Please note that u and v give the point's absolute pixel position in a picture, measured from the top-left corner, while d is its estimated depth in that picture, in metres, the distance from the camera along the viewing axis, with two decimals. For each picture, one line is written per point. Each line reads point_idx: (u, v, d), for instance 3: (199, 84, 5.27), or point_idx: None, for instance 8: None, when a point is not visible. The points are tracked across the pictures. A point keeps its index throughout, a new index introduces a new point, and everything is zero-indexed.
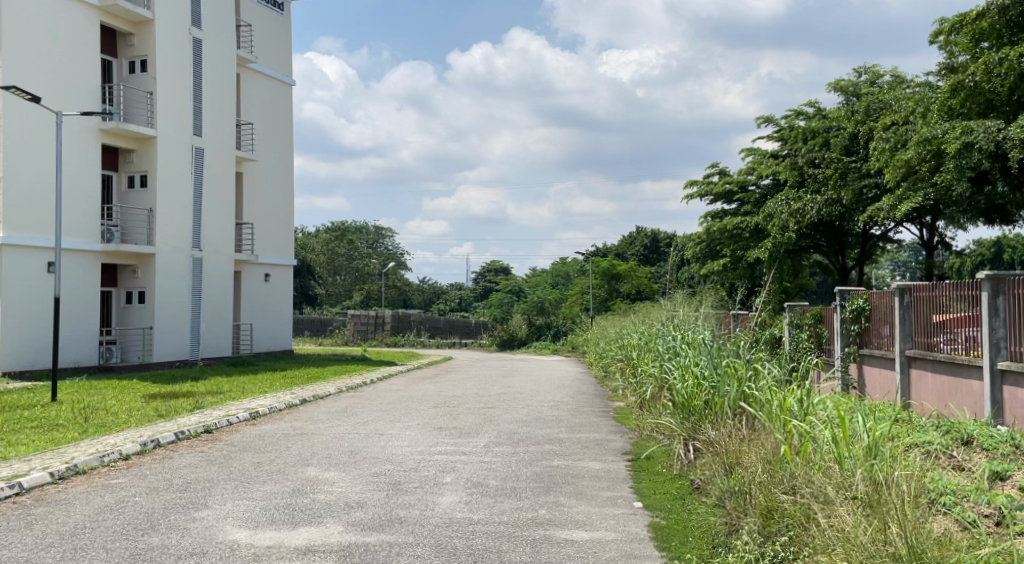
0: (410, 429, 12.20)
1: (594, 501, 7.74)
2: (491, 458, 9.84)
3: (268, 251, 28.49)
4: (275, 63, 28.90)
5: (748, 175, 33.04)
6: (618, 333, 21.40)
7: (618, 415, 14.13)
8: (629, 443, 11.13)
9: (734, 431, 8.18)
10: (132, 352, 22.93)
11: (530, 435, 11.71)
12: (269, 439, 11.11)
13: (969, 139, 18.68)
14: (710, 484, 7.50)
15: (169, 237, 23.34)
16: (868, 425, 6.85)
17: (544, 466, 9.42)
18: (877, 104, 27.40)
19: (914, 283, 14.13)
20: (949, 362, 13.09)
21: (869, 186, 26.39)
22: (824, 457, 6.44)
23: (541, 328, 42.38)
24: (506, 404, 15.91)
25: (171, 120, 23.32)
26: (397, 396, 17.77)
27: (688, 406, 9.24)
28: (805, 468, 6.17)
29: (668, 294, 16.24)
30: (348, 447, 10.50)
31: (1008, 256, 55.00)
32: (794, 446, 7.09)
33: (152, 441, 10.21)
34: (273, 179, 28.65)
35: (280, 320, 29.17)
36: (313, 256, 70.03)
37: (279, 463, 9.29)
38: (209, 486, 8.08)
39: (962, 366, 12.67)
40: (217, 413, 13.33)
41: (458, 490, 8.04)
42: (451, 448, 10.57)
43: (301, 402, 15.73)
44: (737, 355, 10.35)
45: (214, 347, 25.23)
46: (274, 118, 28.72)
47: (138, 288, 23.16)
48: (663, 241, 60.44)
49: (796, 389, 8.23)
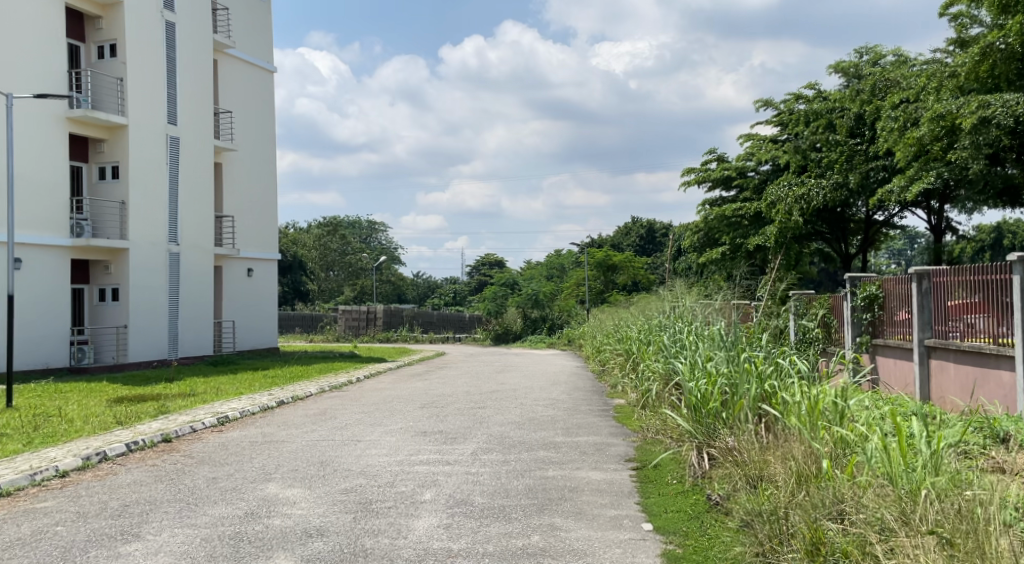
0: (391, 434, 11.09)
1: (595, 522, 6.65)
2: (480, 469, 8.74)
3: (250, 244, 27.32)
4: (255, 48, 27.70)
5: (747, 160, 31.92)
6: (616, 326, 20.25)
7: (620, 414, 13.07)
8: (632, 448, 10.06)
9: (760, 440, 7.09)
10: (106, 352, 21.80)
11: (523, 440, 10.61)
12: (233, 449, 10.00)
13: (987, 114, 17.73)
14: (732, 502, 6.41)
15: (144, 232, 22.16)
16: (929, 436, 5.78)
17: (539, 478, 8.32)
18: (883, 83, 25.90)
19: (934, 267, 12.90)
20: (974, 351, 12.06)
21: (875, 169, 25.42)
22: (874, 472, 5.38)
23: (536, 322, 41.11)
24: (498, 403, 14.80)
25: (144, 108, 22.11)
26: (382, 396, 16.65)
27: (702, 408, 8.15)
28: (857, 491, 5.12)
29: (667, 283, 15.13)
30: (318, 457, 9.39)
31: (1009, 241, 53.35)
32: (838, 463, 6.01)
33: (97, 455, 9.09)
34: (254, 169, 27.44)
35: (264, 315, 28.02)
36: (305, 251, 68.80)
37: (237, 479, 8.17)
38: (148, 510, 6.97)
39: (990, 355, 11.63)
40: (182, 418, 12.20)
41: (437, 511, 6.93)
42: (434, 456, 9.46)
43: (277, 404, 14.63)
44: (757, 349, 9.31)
45: (196, 347, 24.08)
46: (254, 105, 27.49)
47: (111, 285, 22.01)
48: (660, 231, 59.41)
49: (828, 389, 7.14)
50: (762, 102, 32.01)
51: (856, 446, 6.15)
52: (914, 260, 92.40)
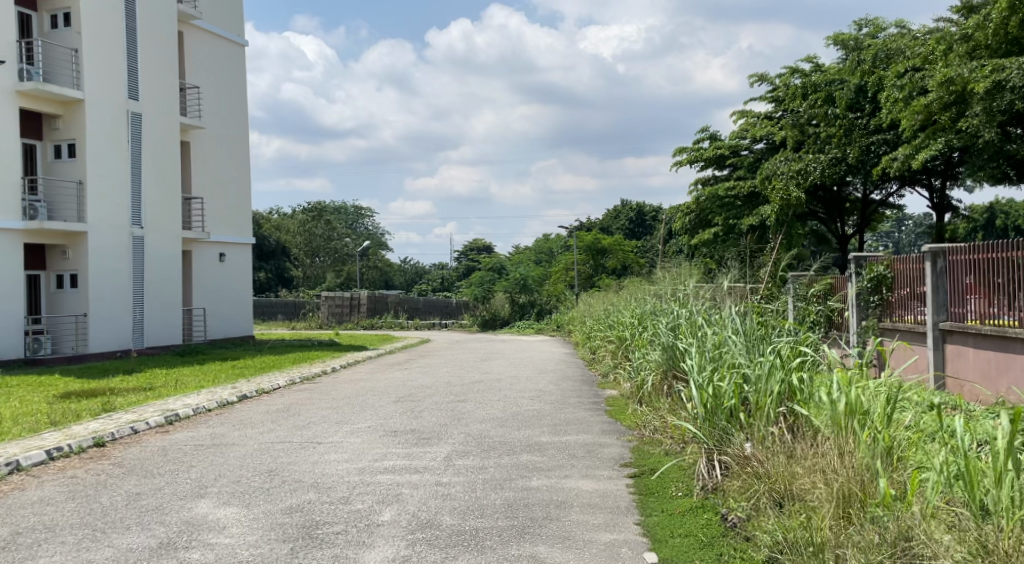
0: (357, 435, 9.87)
1: (588, 553, 5.58)
2: (453, 479, 7.52)
3: (222, 227, 25.95)
4: (223, 20, 26.22)
5: (740, 138, 30.66)
6: (607, 310, 18.99)
7: (612, 407, 11.89)
8: (628, 450, 8.86)
9: (788, 451, 6.05)
10: (65, 343, 20.27)
11: (505, 440, 9.41)
12: (172, 455, 8.74)
13: (1001, 78, 16.76)
14: (762, 530, 5.44)
15: (106, 215, 20.79)
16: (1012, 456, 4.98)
17: (520, 490, 7.11)
18: (885, 53, 23.87)
19: (952, 244, 11.65)
20: (999, 337, 10.88)
21: (877, 143, 24.37)
22: (951, 507, 4.66)
23: (524, 307, 39.91)
24: (480, 397, 13.58)
25: (102, 82, 20.68)
26: (355, 388, 15.42)
27: (712, 407, 6.96)
28: (943, 532, 4.44)
29: (662, 266, 13.92)
30: (268, 464, 8.18)
31: (1000, 222, 52.79)
32: (898, 482, 5.21)
33: (9, 464, 7.87)
34: (224, 148, 26.03)
35: (239, 303, 26.67)
36: (289, 237, 67.27)
37: (163, 496, 6.93)
38: (44, 539, 5.79)
39: (1019, 341, 10.45)
40: (127, 416, 10.94)
41: (395, 539, 5.80)
42: (402, 462, 8.23)
43: (238, 399, 13.39)
44: (778, 338, 8.14)
45: (164, 338, 22.74)
46: (222, 79, 26.04)
47: (69, 271, 20.59)
48: (650, 214, 58.17)
49: (869, 383, 6.18)
50: (756, 77, 30.88)
51: (918, 461, 5.30)
52: (902, 241, 91.79)
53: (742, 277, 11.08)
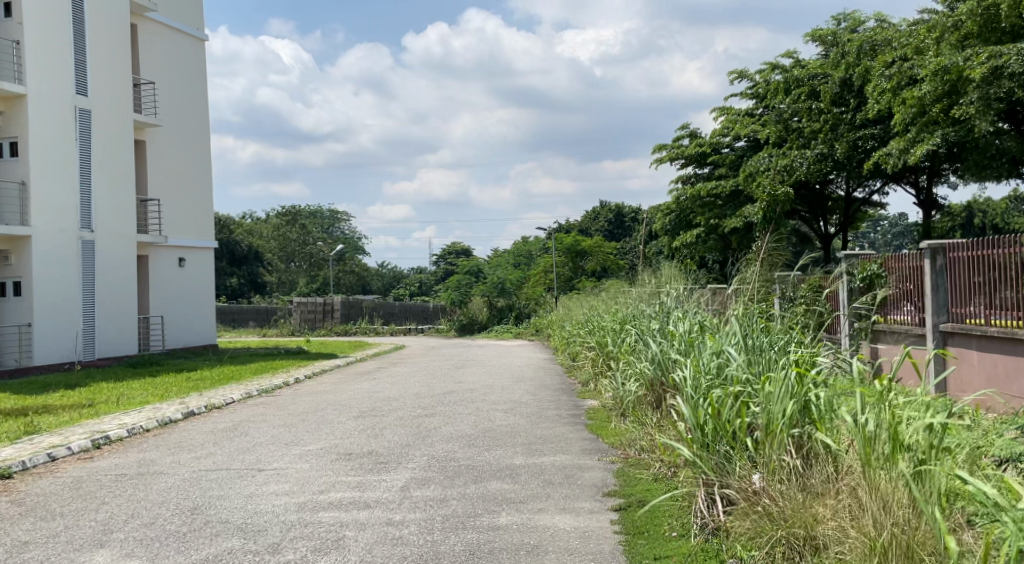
0: (305, 460, 8.70)
1: None
2: (407, 517, 6.38)
3: (181, 231, 24.66)
4: (180, 14, 24.98)
5: (721, 135, 29.67)
6: (587, 314, 17.94)
7: (593, 421, 10.79)
8: (611, 474, 7.73)
9: (810, 486, 5.00)
10: (7, 355, 18.90)
11: (472, 465, 8.26)
12: (85, 488, 7.54)
13: (999, 64, 16.04)
14: None
15: (52, 218, 19.49)
16: None
17: (485, 531, 5.98)
18: (869, 44, 23.07)
19: (952, 241, 10.63)
20: (1004, 339, 9.86)
21: (864, 138, 23.26)
22: None
23: (502, 311, 38.72)
24: (450, 410, 12.40)
25: (46, 75, 19.40)
26: (316, 402, 14.21)
27: (712, 431, 5.81)
28: None
29: (642, 270, 12.82)
30: (196, 499, 7.01)
31: (978, 221, 51.94)
32: (958, 545, 4.21)
33: None
34: (182, 148, 24.76)
35: (201, 310, 25.38)
36: (262, 242, 65.75)
37: (53, 547, 5.75)
38: None
39: None
40: (47, 441, 9.69)
41: None
42: (353, 495, 7.07)
43: (183, 417, 12.16)
44: (784, 343, 6.99)
45: (116, 348, 21.41)
46: (178, 74, 24.74)
47: (13, 278, 19.25)
48: (629, 215, 57.22)
49: (903, 401, 5.07)
50: (736, 74, 30.02)
51: (982, 509, 4.26)
52: (879, 240, 91.50)
53: (733, 276, 9.96)
